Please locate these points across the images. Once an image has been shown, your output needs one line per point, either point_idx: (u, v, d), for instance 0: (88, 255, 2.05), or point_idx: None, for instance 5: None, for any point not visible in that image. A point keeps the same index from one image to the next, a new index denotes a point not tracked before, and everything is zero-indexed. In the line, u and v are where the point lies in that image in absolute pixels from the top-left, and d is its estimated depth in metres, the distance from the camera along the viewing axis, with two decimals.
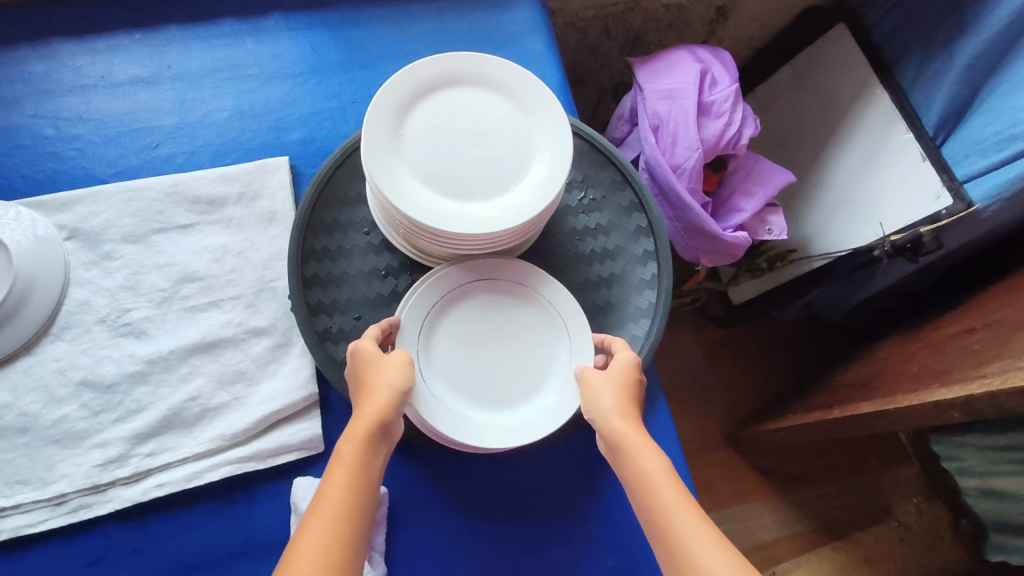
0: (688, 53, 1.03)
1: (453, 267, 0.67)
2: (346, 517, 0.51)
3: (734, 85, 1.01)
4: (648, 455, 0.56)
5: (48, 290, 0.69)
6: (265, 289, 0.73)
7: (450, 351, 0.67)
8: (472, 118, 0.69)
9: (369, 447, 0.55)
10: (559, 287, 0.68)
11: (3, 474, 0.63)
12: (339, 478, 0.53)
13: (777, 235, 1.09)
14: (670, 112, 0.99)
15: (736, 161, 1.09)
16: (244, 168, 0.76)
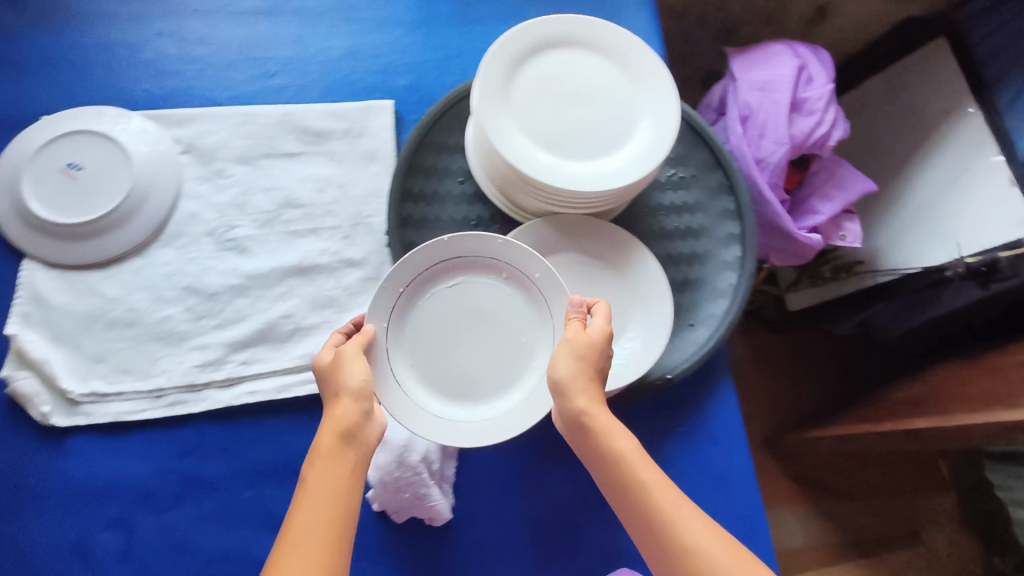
0: (788, 47, 1.01)
1: (408, 260, 0.61)
2: (330, 530, 0.48)
3: (830, 85, 1.00)
4: (618, 435, 0.54)
5: (162, 199, 0.73)
6: (362, 224, 0.75)
7: (423, 344, 0.63)
8: (581, 80, 0.69)
9: (339, 449, 0.52)
10: (528, 252, 0.61)
11: (110, 361, 0.68)
12: (315, 490, 0.50)
13: (850, 241, 1.08)
14: (762, 104, 0.98)
15: (820, 163, 1.07)
16: (352, 106, 0.78)
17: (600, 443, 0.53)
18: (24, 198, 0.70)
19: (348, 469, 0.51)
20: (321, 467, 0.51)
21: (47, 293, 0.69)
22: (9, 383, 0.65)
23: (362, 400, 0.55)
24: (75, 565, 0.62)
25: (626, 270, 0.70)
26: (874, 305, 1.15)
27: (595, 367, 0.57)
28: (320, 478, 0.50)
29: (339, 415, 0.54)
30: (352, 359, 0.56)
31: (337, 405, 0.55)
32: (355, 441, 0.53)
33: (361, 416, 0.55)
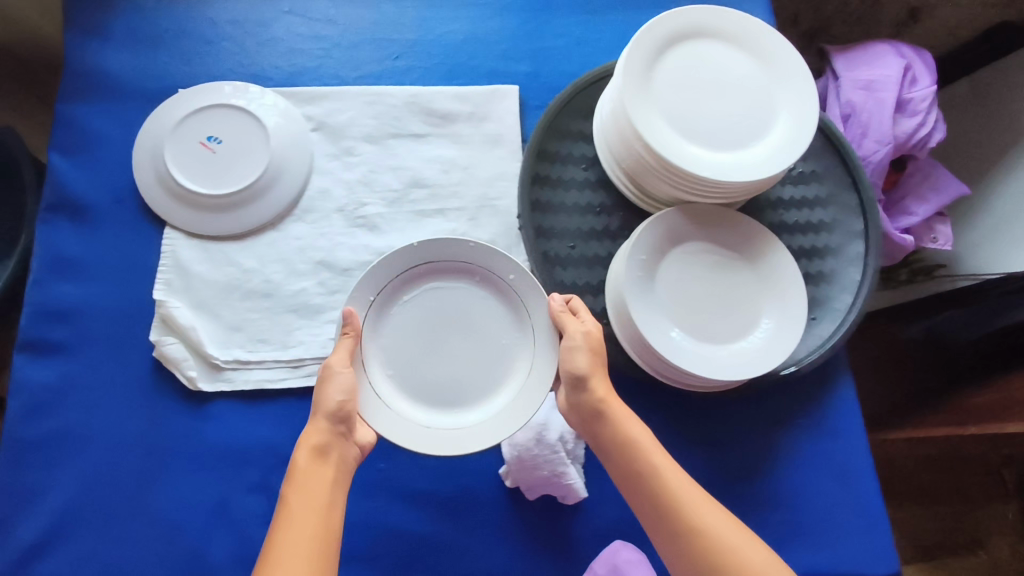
0: (891, 48, 0.99)
1: (375, 269, 0.61)
2: (320, 542, 0.52)
3: (934, 87, 0.97)
4: (633, 421, 0.60)
5: (296, 174, 0.74)
6: (487, 206, 0.76)
7: (392, 349, 0.63)
8: (718, 71, 0.70)
9: (315, 465, 0.56)
10: (503, 256, 0.62)
11: (248, 331, 0.69)
12: (297, 503, 0.54)
13: (943, 244, 1.05)
14: (865, 103, 0.96)
15: (915, 165, 1.05)
16: (478, 90, 0.79)
17: (619, 432, 0.60)
18: (167, 168, 0.71)
19: (325, 484, 0.56)
20: (302, 483, 0.55)
21: (188, 262, 0.71)
22: (159, 346, 0.68)
23: (338, 421, 0.58)
24: (220, 527, 0.64)
25: (758, 260, 0.70)
26: (949, 311, 1.00)
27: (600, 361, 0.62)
28: (300, 493, 0.55)
29: (313, 433, 0.58)
30: (341, 373, 0.59)
31: (312, 426, 0.58)
32: (328, 456, 0.57)
33: (337, 435, 0.59)
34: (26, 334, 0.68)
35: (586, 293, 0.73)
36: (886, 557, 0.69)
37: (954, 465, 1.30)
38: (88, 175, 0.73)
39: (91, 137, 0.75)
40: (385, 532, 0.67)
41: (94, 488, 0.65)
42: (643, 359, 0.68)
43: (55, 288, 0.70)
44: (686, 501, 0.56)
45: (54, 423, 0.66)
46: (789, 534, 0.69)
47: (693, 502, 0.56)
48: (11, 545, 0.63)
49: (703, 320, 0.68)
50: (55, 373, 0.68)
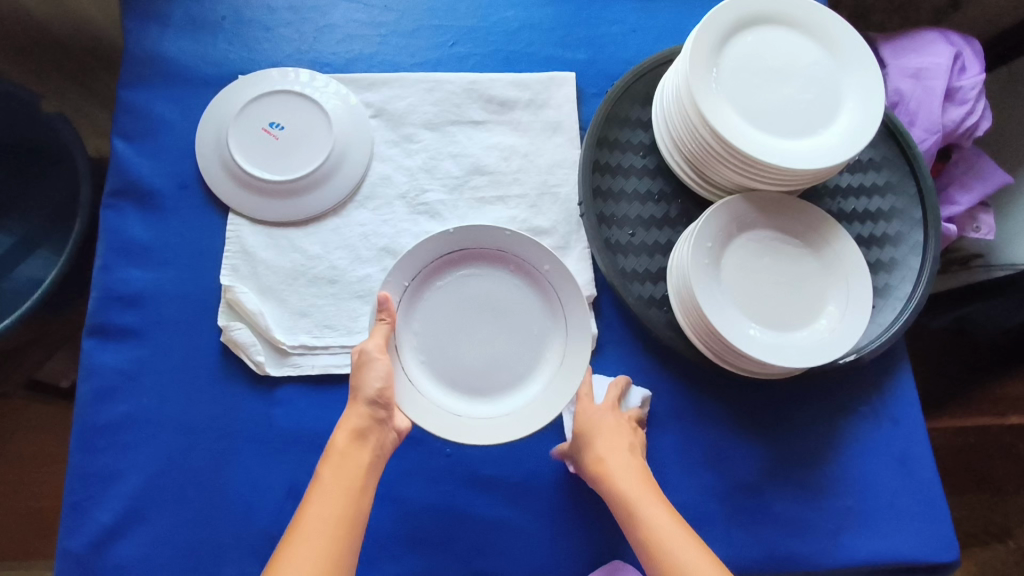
0: (940, 34, 0.89)
1: (411, 255, 0.62)
2: (347, 528, 0.51)
3: (984, 76, 0.87)
4: (615, 439, 0.60)
5: (358, 161, 0.74)
6: (547, 193, 0.76)
7: (426, 335, 0.63)
8: (784, 59, 0.70)
9: (354, 448, 0.55)
10: (537, 245, 0.62)
11: (314, 317, 0.70)
12: (331, 484, 0.53)
13: (985, 235, 0.93)
14: (910, 92, 0.87)
15: (962, 152, 0.92)
16: (536, 77, 0.79)
17: (608, 472, 0.58)
18: (231, 154, 0.72)
19: (359, 468, 0.54)
20: (338, 464, 0.54)
21: (253, 248, 0.71)
22: (226, 331, 0.68)
23: (378, 406, 0.57)
24: (292, 509, 0.65)
25: (821, 249, 0.70)
26: (975, 302, 0.96)
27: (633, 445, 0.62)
28: (337, 473, 0.53)
29: (354, 415, 0.56)
30: (380, 359, 0.58)
31: (352, 410, 0.57)
32: (368, 440, 0.56)
33: (377, 420, 0.57)
34: (95, 319, 0.69)
35: (648, 281, 0.72)
36: (946, 543, 0.69)
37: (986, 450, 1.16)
38: (152, 161, 0.74)
39: (153, 123, 0.75)
40: (452, 516, 0.67)
41: (166, 471, 0.65)
42: (710, 346, 0.68)
43: (124, 273, 0.71)
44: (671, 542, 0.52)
45: (125, 407, 0.67)
46: (849, 519, 0.69)
47: (677, 543, 0.52)
48: (88, 526, 0.63)
49: (767, 306, 0.68)
50: (125, 357, 0.68)
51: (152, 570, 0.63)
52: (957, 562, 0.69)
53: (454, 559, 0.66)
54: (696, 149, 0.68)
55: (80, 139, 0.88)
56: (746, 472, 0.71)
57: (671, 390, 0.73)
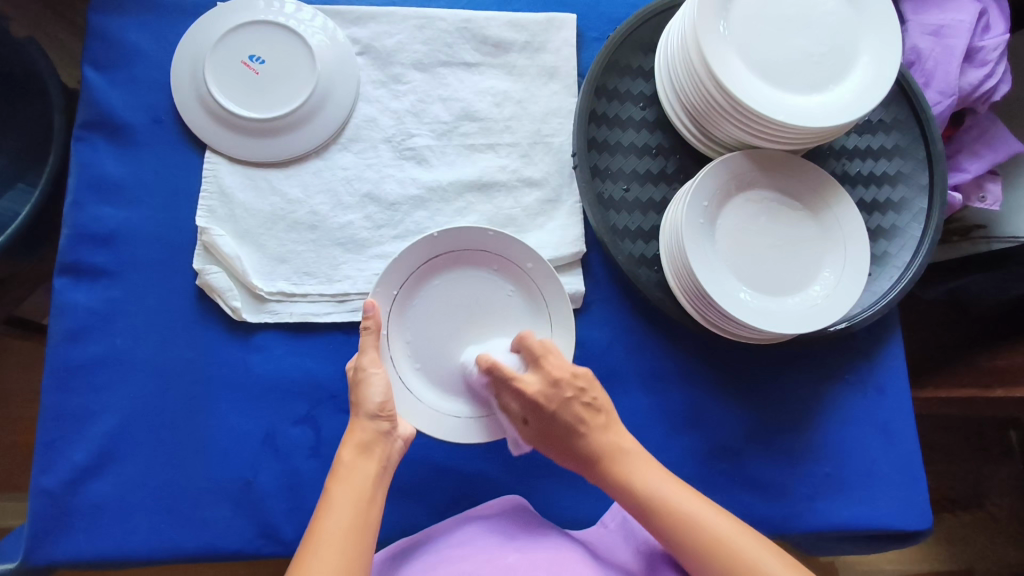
0: None
1: (399, 261, 0.61)
2: (355, 537, 0.49)
3: (1008, 36, 0.81)
4: (644, 463, 0.57)
5: (342, 101, 0.71)
6: (540, 142, 0.73)
7: (419, 340, 0.62)
8: (799, 7, 0.65)
9: (359, 461, 0.53)
10: (517, 242, 0.62)
11: (293, 263, 0.67)
12: (339, 497, 0.51)
13: (990, 206, 0.86)
14: (930, 51, 0.80)
15: (973, 118, 0.86)
16: (534, 17, 0.74)
17: (620, 468, 0.57)
18: (207, 88, 0.68)
19: (366, 480, 0.52)
20: (345, 477, 0.52)
21: (230, 189, 0.68)
22: (202, 275, 0.66)
23: (381, 419, 0.55)
24: (268, 456, 0.64)
25: (820, 214, 0.68)
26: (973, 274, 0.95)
27: (556, 424, 0.57)
28: (343, 486, 0.51)
29: (358, 430, 0.54)
30: (375, 374, 0.56)
31: (355, 427, 0.55)
32: (373, 453, 0.54)
33: (381, 433, 0.55)
34: (66, 257, 0.67)
35: (639, 239, 0.70)
36: (919, 512, 0.69)
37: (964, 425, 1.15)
38: (124, 92, 0.70)
39: (125, 52, 0.71)
40: (428, 468, 0.67)
41: (142, 413, 0.65)
42: (698, 310, 0.66)
43: (95, 211, 0.68)
44: (703, 514, 0.54)
45: (98, 347, 0.66)
46: (827, 486, 0.69)
47: (708, 514, 0.54)
48: (63, 464, 0.63)
49: (766, 272, 0.66)
50: (98, 297, 0.67)
51: (127, 509, 0.63)
52: (929, 530, 0.70)
53: (429, 511, 0.66)
54: (698, 101, 0.64)
55: (53, 69, 0.83)
56: (727, 436, 0.70)
57: (657, 351, 0.71)
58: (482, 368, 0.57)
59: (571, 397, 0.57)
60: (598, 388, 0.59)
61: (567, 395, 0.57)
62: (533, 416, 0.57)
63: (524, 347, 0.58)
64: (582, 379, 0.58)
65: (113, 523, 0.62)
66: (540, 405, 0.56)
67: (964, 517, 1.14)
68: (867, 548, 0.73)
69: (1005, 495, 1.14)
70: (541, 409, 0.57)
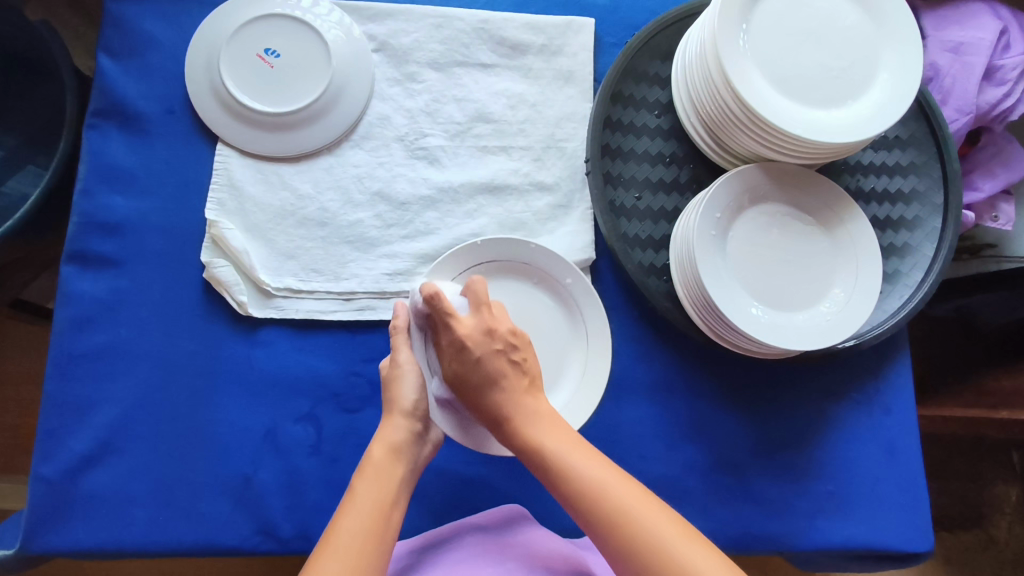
0: (988, 7, 0.82)
1: (436, 268, 0.61)
2: (377, 540, 0.48)
3: None
4: (545, 421, 0.51)
5: (355, 99, 0.70)
6: (553, 147, 0.73)
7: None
8: (820, 20, 0.64)
9: (388, 461, 0.52)
10: (559, 258, 0.63)
11: (301, 260, 0.67)
12: (363, 496, 0.50)
13: (1003, 225, 0.84)
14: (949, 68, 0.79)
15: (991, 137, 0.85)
16: (552, 20, 0.74)
17: (525, 427, 0.50)
18: (221, 79, 0.67)
19: (394, 482, 0.52)
20: (370, 476, 0.51)
21: (241, 182, 0.68)
22: (209, 268, 0.66)
23: (415, 419, 0.55)
24: (269, 453, 0.64)
25: (836, 229, 0.67)
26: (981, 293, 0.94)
27: (477, 374, 0.51)
28: (369, 485, 0.51)
29: (390, 427, 0.54)
30: (409, 370, 0.56)
31: (388, 424, 0.55)
32: (403, 454, 0.54)
33: (413, 433, 0.55)
34: (74, 245, 0.67)
35: (649, 248, 0.69)
36: (920, 532, 0.69)
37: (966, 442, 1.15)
38: (138, 81, 0.70)
39: (140, 40, 0.70)
40: (429, 471, 0.67)
41: (145, 404, 0.64)
42: (706, 322, 0.65)
43: (105, 199, 0.68)
44: (610, 484, 0.48)
45: (102, 337, 0.65)
46: (829, 503, 0.69)
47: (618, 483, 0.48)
48: (63, 453, 0.63)
49: (776, 287, 0.65)
50: (104, 287, 0.66)
51: (127, 500, 0.62)
52: (930, 552, 0.69)
53: (428, 513, 0.66)
54: (714, 111, 0.64)
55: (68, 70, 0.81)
56: (730, 450, 0.70)
57: (662, 361, 0.71)
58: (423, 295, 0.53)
59: (500, 350, 0.51)
60: (531, 352, 0.53)
61: (496, 347, 0.51)
62: (454, 360, 0.51)
63: (472, 290, 0.53)
64: (519, 338, 0.52)
65: (112, 513, 0.62)
66: (465, 347, 0.51)
67: (964, 536, 1.13)
68: (866, 568, 0.72)
69: (1004, 515, 1.13)
70: (466, 351, 0.51)
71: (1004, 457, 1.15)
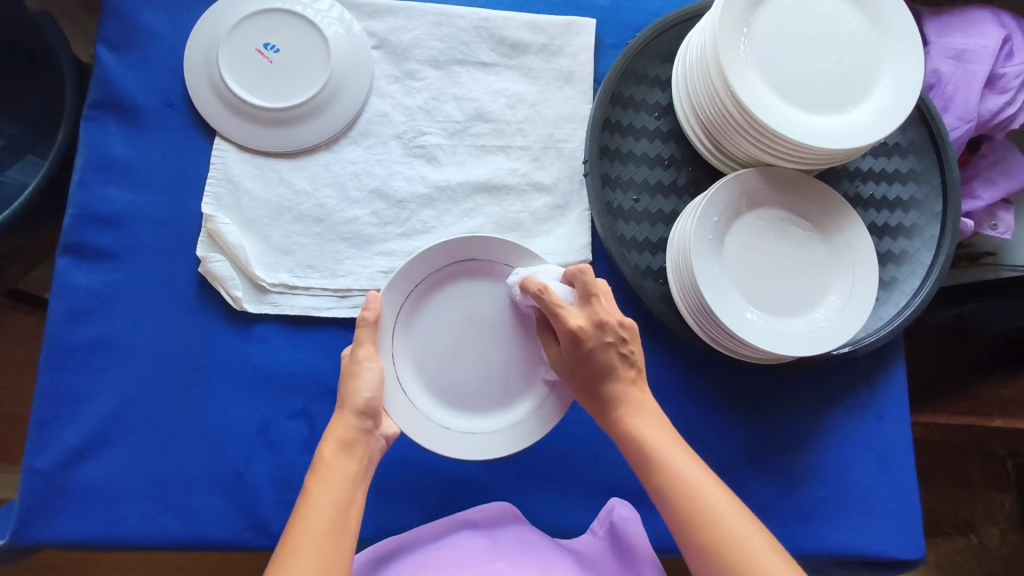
0: (992, 15, 0.81)
1: (429, 255, 0.60)
2: (336, 538, 0.47)
3: None
4: (647, 414, 0.55)
5: (354, 95, 0.70)
6: (551, 147, 0.73)
7: (421, 345, 0.61)
8: (822, 26, 0.64)
9: (340, 459, 0.51)
10: (532, 257, 0.60)
11: (297, 256, 0.67)
12: (319, 497, 0.49)
13: (1002, 234, 0.84)
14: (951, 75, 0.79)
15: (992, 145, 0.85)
16: (554, 20, 0.74)
17: (628, 418, 0.55)
18: (220, 74, 0.67)
19: (348, 479, 0.50)
20: (324, 476, 0.50)
21: (238, 177, 0.68)
22: (205, 263, 0.66)
23: (365, 416, 0.53)
24: (261, 449, 0.64)
25: (831, 235, 0.67)
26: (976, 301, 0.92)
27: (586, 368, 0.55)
28: (324, 484, 0.49)
29: (341, 425, 0.52)
30: (370, 368, 0.54)
31: (337, 422, 0.53)
32: (355, 450, 0.52)
33: (363, 430, 0.53)
34: (70, 237, 0.67)
35: (646, 250, 0.69)
36: (912, 541, 0.69)
37: (962, 451, 1.14)
38: (136, 73, 0.70)
39: (140, 34, 0.70)
40: (422, 470, 0.67)
41: (137, 398, 0.64)
42: (702, 326, 0.65)
43: (102, 191, 0.68)
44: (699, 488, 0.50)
45: (96, 329, 0.65)
46: (821, 509, 0.69)
47: (703, 484, 0.51)
48: (55, 446, 0.63)
49: (771, 290, 0.65)
50: (100, 280, 0.66)
51: (118, 493, 0.62)
52: (920, 559, 0.69)
53: (420, 512, 0.66)
54: (714, 115, 0.63)
55: (70, 63, 0.81)
56: (723, 454, 0.70)
57: (657, 364, 0.71)
58: (575, 274, 0.55)
59: (610, 342, 0.54)
60: (638, 343, 0.56)
61: (606, 339, 0.54)
62: (567, 348, 0.55)
63: (579, 280, 0.55)
64: (628, 330, 0.55)
65: (102, 506, 0.62)
66: (579, 340, 0.54)
67: (956, 543, 1.13)
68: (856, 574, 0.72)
69: (997, 522, 1.13)
70: (580, 345, 0.54)
71: (999, 466, 1.15)
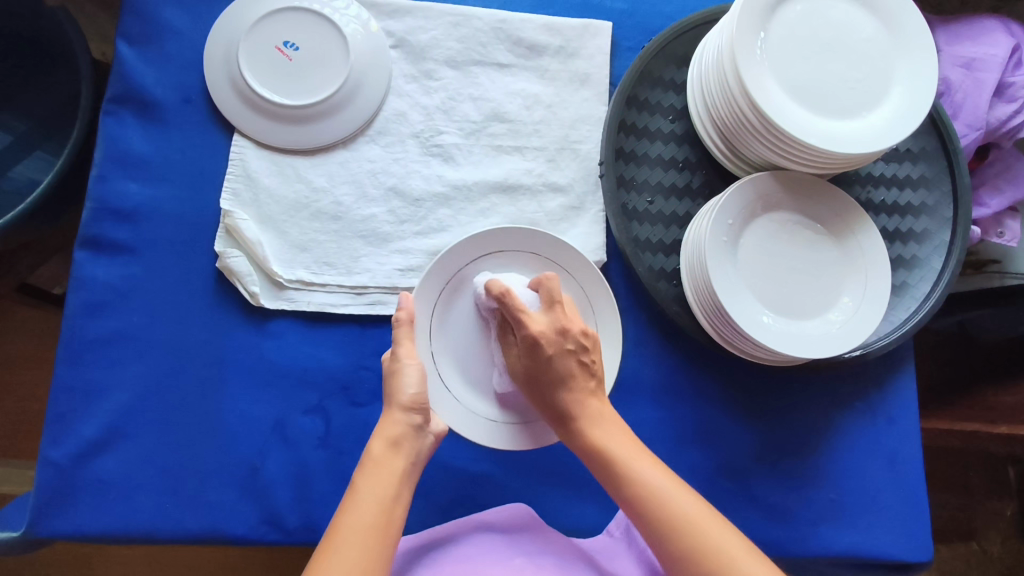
0: (1001, 24, 0.82)
1: (487, 238, 0.61)
2: (379, 535, 0.47)
3: None
4: (602, 423, 0.55)
5: (372, 94, 0.70)
6: (567, 148, 0.73)
7: (458, 340, 0.63)
8: (837, 32, 0.65)
9: (388, 455, 0.51)
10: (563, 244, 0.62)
11: (314, 252, 0.67)
12: (364, 492, 0.49)
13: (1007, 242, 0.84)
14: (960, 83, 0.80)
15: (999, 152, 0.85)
16: (570, 23, 0.74)
17: (591, 428, 0.55)
18: (240, 71, 0.68)
19: (394, 475, 0.51)
20: (372, 472, 0.50)
21: (257, 173, 0.68)
22: (222, 258, 0.66)
23: (413, 413, 0.54)
24: (276, 444, 0.64)
25: (844, 236, 0.67)
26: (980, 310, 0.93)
27: (547, 372, 0.55)
28: (371, 479, 0.50)
29: (389, 422, 0.53)
30: (410, 365, 0.54)
31: (385, 419, 0.53)
32: (403, 447, 0.52)
33: (412, 427, 0.53)
34: (88, 230, 0.67)
35: (660, 252, 0.69)
36: (919, 543, 0.69)
37: (963, 457, 1.15)
38: (156, 68, 0.70)
39: (160, 29, 0.70)
40: (435, 467, 0.67)
41: (153, 392, 0.64)
42: (715, 327, 0.66)
43: (121, 186, 0.68)
44: (661, 492, 0.51)
45: (114, 323, 0.65)
46: (831, 511, 0.69)
47: (669, 487, 0.51)
48: (72, 438, 0.63)
49: (783, 294, 0.65)
50: (118, 273, 0.66)
51: (135, 486, 0.63)
52: (929, 561, 0.69)
53: (433, 509, 0.66)
54: (729, 118, 0.64)
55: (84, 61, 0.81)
56: (733, 456, 0.70)
57: (669, 365, 0.71)
58: (544, 280, 0.57)
59: (571, 350, 0.55)
60: (599, 352, 0.57)
61: (568, 346, 0.55)
62: (525, 355, 0.56)
63: (544, 287, 0.57)
64: (590, 339, 0.57)
65: (119, 499, 0.62)
66: (539, 345, 0.55)
67: (957, 549, 1.14)
68: None
69: (999, 529, 1.14)
70: (539, 350, 0.55)
71: (1002, 473, 1.15)
